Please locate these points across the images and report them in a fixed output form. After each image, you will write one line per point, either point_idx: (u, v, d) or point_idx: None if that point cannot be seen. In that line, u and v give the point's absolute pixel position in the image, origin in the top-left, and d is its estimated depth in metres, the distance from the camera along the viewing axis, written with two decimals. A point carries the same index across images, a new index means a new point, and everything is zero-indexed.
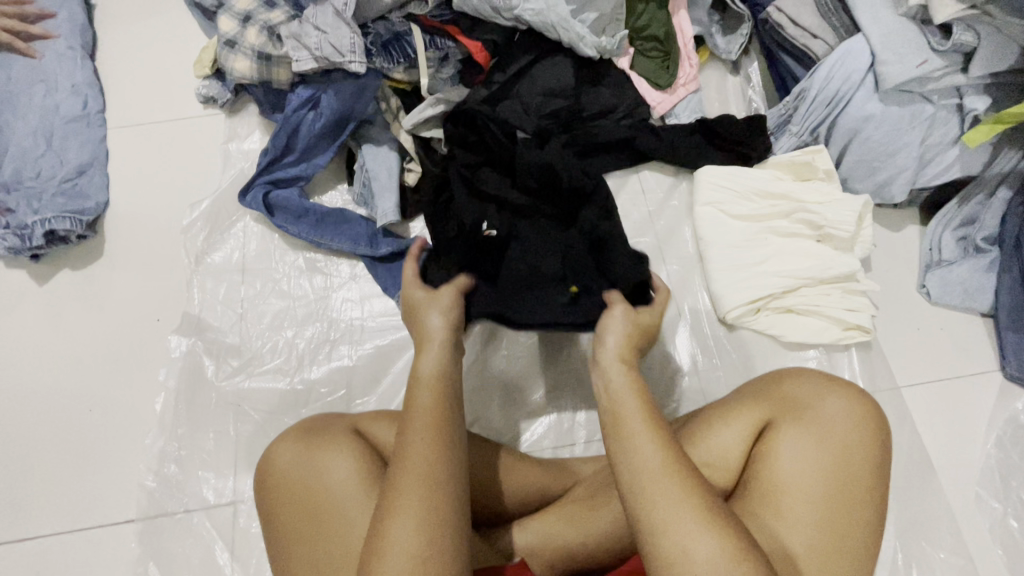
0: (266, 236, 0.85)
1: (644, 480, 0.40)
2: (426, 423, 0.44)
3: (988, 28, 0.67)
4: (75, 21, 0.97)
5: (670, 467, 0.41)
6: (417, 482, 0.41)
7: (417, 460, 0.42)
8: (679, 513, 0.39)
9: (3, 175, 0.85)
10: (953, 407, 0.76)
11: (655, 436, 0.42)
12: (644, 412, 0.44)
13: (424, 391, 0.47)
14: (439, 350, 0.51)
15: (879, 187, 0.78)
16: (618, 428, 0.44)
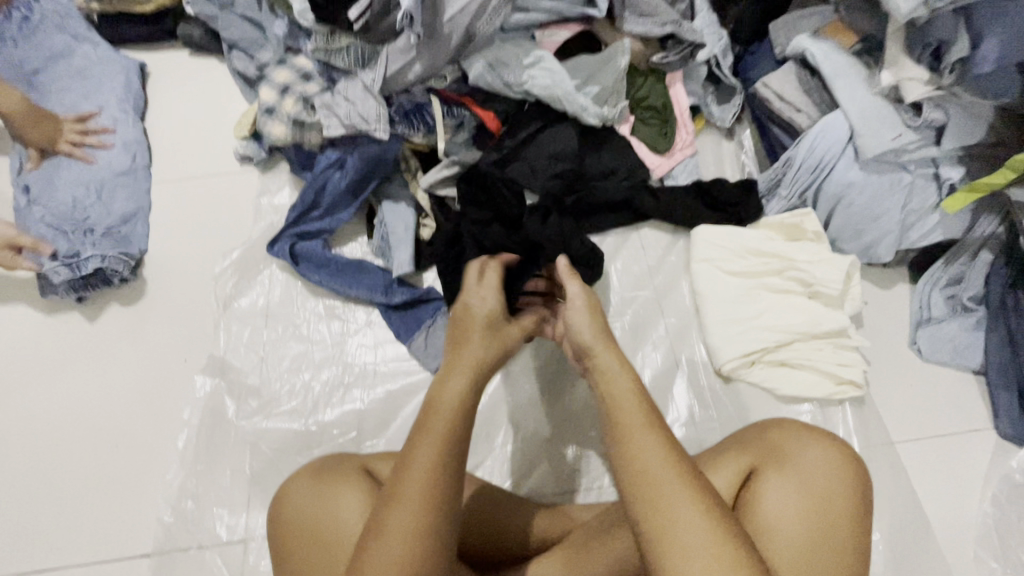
0: (289, 283, 0.91)
1: (644, 476, 0.45)
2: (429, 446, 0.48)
3: (956, 107, 0.74)
4: (132, 88, 1.10)
5: (674, 470, 0.45)
6: (410, 505, 0.46)
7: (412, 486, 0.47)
8: (675, 507, 0.43)
9: (59, 224, 0.94)
10: (948, 464, 0.77)
11: (658, 439, 0.47)
12: (647, 414, 0.49)
13: (439, 415, 0.51)
14: (461, 364, 0.55)
15: (866, 248, 0.83)
16: (622, 428, 0.49)
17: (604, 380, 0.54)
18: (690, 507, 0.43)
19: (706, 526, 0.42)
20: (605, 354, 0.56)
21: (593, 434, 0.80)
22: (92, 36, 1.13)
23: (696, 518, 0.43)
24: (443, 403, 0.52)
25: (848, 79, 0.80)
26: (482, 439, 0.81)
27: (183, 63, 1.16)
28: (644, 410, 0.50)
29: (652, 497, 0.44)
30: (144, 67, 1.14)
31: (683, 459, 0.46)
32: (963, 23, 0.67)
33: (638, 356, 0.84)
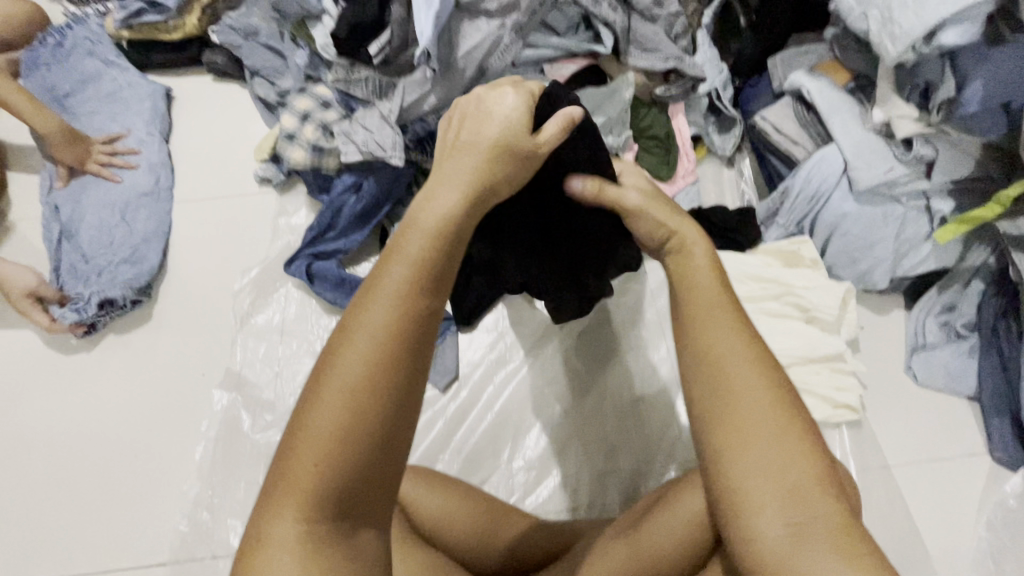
0: (305, 301, 0.95)
1: (719, 361, 0.44)
2: (407, 270, 0.38)
3: (945, 143, 0.78)
4: (157, 112, 1.14)
5: (753, 361, 0.44)
6: (371, 340, 0.36)
7: (380, 318, 0.37)
8: (749, 396, 0.42)
9: (82, 245, 0.99)
10: (943, 487, 0.79)
11: (739, 328, 0.45)
12: (730, 304, 0.47)
13: (418, 235, 0.40)
14: (460, 170, 0.45)
15: (862, 275, 0.85)
16: (695, 311, 0.47)
17: (680, 262, 0.51)
18: (765, 400, 0.42)
19: (778, 423, 0.41)
20: (685, 230, 0.52)
21: (597, 452, 0.82)
22: (122, 63, 1.19)
23: (768, 411, 0.41)
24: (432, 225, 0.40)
25: (842, 115, 0.84)
26: (489, 454, 0.83)
27: (207, 87, 1.22)
28: (725, 298, 0.47)
29: (723, 388, 0.43)
30: (170, 91, 1.20)
31: (762, 349, 0.45)
32: (948, 66, 0.70)
33: (642, 377, 0.86)
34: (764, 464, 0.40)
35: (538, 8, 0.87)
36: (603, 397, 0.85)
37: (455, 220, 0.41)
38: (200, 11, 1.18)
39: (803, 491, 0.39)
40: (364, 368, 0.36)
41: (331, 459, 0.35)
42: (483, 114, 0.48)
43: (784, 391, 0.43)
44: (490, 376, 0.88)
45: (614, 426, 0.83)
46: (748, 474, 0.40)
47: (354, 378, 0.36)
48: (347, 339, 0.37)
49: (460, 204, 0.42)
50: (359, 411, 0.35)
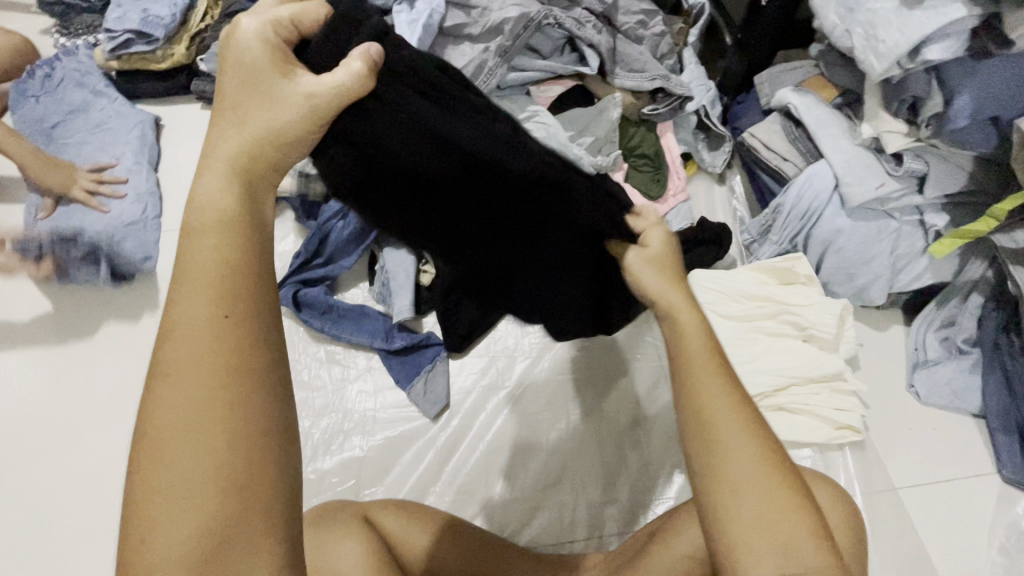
0: (292, 329, 0.93)
1: (707, 417, 0.41)
2: (214, 274, 0.36)
3: (935, 156, 0.77)
4: (145, 141, 1.14)
5: (745, 418, 0.41)
6: (194, 374, 0.34)
7: (204, 345, 0.34)
8: (739, 456, 0.40)
9: (79, 251, 0.98)
10: (952, 510, 0.76)
11: (726, 379, 0.43)
12: (712, 354, 0.44)
13: (205, 245, 0.37)
14: (222, 156, 0.40)
15: (859, 291, 0.84)
16: (690, 363, 0.44)
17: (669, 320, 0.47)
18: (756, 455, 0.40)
19: (777, 481, 0.39)
20: (672, 298, 0.48)
21: (592, 481, 0.79)
22: (112, 93, 1.19)
23: (762, 470, 0.39)
24: (229, 234, 0.37)
25: (830, 130, 0.83)
26: (483, 487, 0.80)
27: (196, 115, 1.22)
28: (710, 352, 0.44)
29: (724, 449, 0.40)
30: (159, 120, 1.20)
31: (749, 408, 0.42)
32: (935, 81, 0.69)
33: (638, 398, 0.84)
34: (764, 533, 0.38)
35: (521, 32, 0.85)
36: (599, 423, 0.83)
37: (241, 202, 0.39)
38: (188, 39, 1.18)
39: (791, 550, 0.37)
40: (201, 401, 0.33)
41: (202, 509, 0.32)
42: (272, 90, 0.41)
43: (772, 447, 0.41)
44: (482, 403, 0.86)
45: (609, 453, 0.81)
46: (742, 535, 0.38)
47: (197, 414, 0.33)
48: (170, 376, 0.34)
49: (233, 184, 0.39)
50: (210, 444, 0.33)
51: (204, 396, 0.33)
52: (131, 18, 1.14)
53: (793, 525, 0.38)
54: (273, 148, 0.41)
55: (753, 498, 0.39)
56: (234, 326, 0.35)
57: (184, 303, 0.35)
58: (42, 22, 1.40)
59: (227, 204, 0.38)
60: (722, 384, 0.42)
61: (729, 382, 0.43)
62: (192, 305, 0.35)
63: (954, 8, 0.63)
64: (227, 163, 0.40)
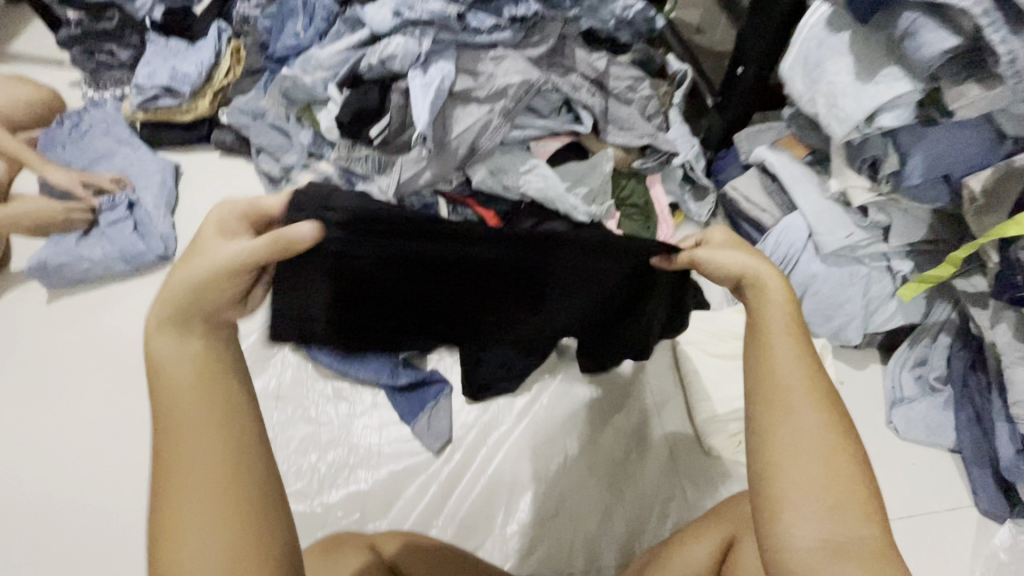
0: (300, 365, 0.97)
1: (777, 384, 0.45)
2: (198, 411, 0.42)
3: (898, 210, 0.84)
4: (165, 185, 1.20)
5: (814, 390, 0.44)
6: (209, 444, 0.42)
7: (209, 456, 0.41)
8: (806, 422, 0.43)
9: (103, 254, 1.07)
10: (935, 542, 0.80)
11: (809, 359, 0.46)
12: (795, 332, 0.47)
13: (183, 393, 0.43)
14: (179, 319, 0.44)
15: (836, 331, 0.91)
16: (765, 332, 0.48)
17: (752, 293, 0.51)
18: (823, 426, 0.43)
19: (843, 457, 0.42)
20: (763, 268, 0.51)
21: (589, 514, 0.82)
22: (136, 142, 1.27)
23: (822, 438, 0.42)
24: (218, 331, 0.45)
25: (803, 185, 0.92)
26: (483, 522, 0.83)
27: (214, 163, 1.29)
28: (797, 334, 0.47)
29: (794, 418, 0.43)
30: (179, 166, 1.27)
31: (823, 382, 0.45)
32: (891, 143, 0.78)
33: (630, 431, 0.89)
34: (812, 492, 0.41)
35: (524, 95, 0.94)
36: (595, 455, 0.87)
37: (210, 351, 0.45)
38: (211, 94, 1.27)
39: (839, 512, 0.40)
40: (210, 473, 0.41)
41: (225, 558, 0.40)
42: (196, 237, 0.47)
43: (840, 425, 0.43)
44: (484, 438, 0.89)
45: (606, 486, 0.84)
46: (786, 489, 0.41)
47: (204, 517, 0.40)
48: (182, 515, 0.40)
49: (203, 339, 0.45)
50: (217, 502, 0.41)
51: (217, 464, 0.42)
52: (160, 75, 1.24)
53: (846, 497, 0.41)
54: (214, 297, 0.45)
55: (801, 459, 0.42)
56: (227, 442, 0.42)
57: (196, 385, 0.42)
58: (72, 75, 1.50)
59: (194, 358, 0.44)
60: (794, 355, 0.46)
61: (801, 355, 0.46)
62: (188, 445, 0.41)
63: (902, 83, 0.71)
64: (194, 321, 0.44)
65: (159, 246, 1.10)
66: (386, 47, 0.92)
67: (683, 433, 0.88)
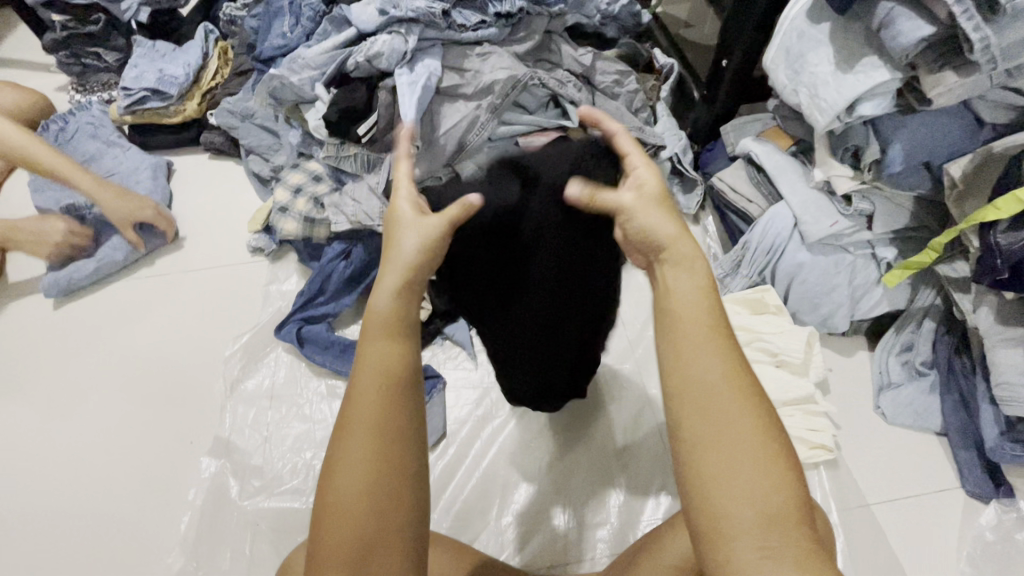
0: (294, 364, 0.98)
1: (705, 391, 0.43)
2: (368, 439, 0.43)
3: (881, 198, 0.85)
4: (158, 185, 1.20)
5: (736, 386, 0.44)
6: (362, 468, 0.43)
7: (364, 482, 0.43)
8: (733, 433, 0.42)
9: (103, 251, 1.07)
10: (923, 522, 0.81)
11: (732, 359, 0.45)
12: (721, 329, 0.46)
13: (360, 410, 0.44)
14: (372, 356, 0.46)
15: (824, 318, 0.92)
16: (679, 327, 0.46)
17: (682, 267, 0.49)
18: (752, 428, 0.42)
19: (766, 454, 0.42)
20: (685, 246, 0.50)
21: (582, 504, 0.83)
22: (125, 144, 1.27)
23: (753, 439, 0.42)
24: (391, 355, 0.46)
25: (788, 174, 0.92)
26: (478, 513, 0.84)
27: (205, 165, 1.29)
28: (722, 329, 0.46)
29: (723, 429, 0.42)
30: (171, 164, 1.28)
31: (747, 375, 0.44)
32: (872, 133, 0.79)
33: (621, 423, 0.89)
34: (749, 500, 0.40)
35: (510, 91, 0.94)
36: (588, 445, 0.88)
37: (391, 379, 0.45)
38: (199, 97, 1.28)
39: (774, 519, 0.40)
40: (358, 498, 0.42)
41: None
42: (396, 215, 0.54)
43: (766, 418, 0.43)
44: (477, 432, 0.90)
45: (597, 474, 0.85)
46: (721, 504, 0.41)
47: (358, 536, 0.42)
48: (338, 549, 0.42)
49: (391, 358, 0.46)
50: (369, 524, 0.42)
51: (381, 488, 0.43)
52: (148, 77, 1.23)
53: (779, 499, 0.40)
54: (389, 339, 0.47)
55: (733, 466, 0.41)
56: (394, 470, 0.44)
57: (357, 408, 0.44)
58: (60, 80, 1.49)
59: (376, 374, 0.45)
60: (715, 348, 0.45)
61: (721, 347, 0.45)
62: (351, 477, 0.43)
63: (880, 72, 0.72)
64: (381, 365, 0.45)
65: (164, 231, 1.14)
66: (373, 45, 0.92)
67: None
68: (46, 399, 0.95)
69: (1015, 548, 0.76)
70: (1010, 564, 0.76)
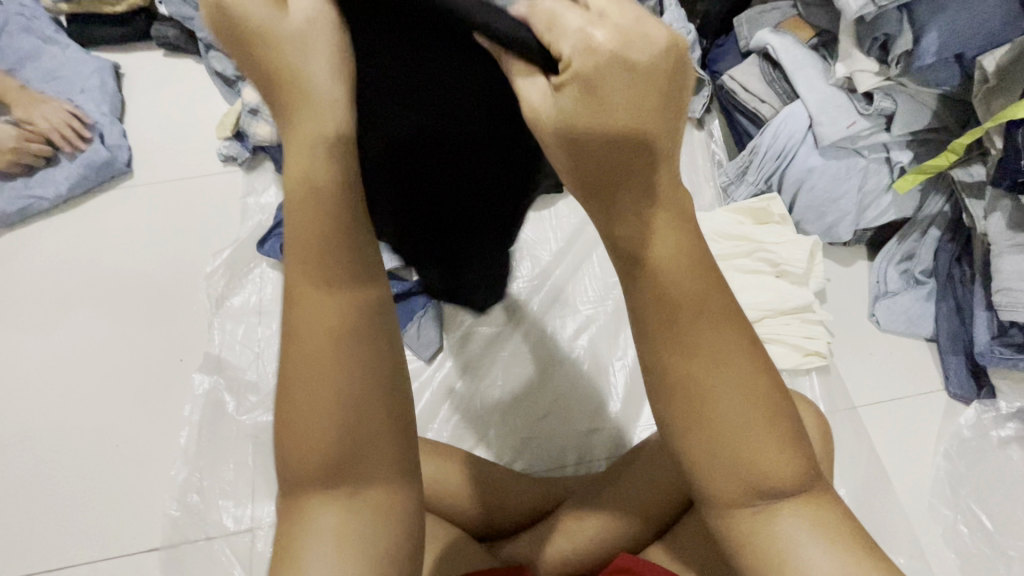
0: (281, 280, 0.93)
1: (700, 386, 0.32)
2: (324, 353, 0.32)
3: (903, 95, 0.79)
4: (107, 89, 1.08)
5: (745, 365, 0.33)
6: (315, 376, 0.32)
7: (320, 414, 0.32)
8: (733, 419, 0.33)
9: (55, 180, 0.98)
10: (906, 421, 0.84)
11: (731, 325, 0.33)
12: (710, 288, 0.32)
13: (309, 323, 0.32)
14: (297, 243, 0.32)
15: (828, 228, 0.90)
16: (663, 307, 0.31)
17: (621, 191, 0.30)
18: (756, 416, 0.33)
19: (774, 435, 0.33)
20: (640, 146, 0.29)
21: (576, 415, 0.84)
22: (64, 40, 1.11)
23: (758, 422, 0.33)
24: (319, 236, 0.32)
25: (806, 71, 0.85)
26: (477, 425, 0.85)
27: (160, 64, 1.16)
28: (703, 274, 0.32)
29: (718, 425, 0.32)
30: (119, 68, 1.14)
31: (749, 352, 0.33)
32: (906, 20, 0.72)
33: (621, 334, 0.89)
34: (753, 478, 0.34)
35: None
36: (586, 358, 0.88)
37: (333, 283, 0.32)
38: None
39: (778, 493, 0.35)
40: (322, 413, 0.32)
41: (380, 519, 0.35)
42: (273, 31, 0.31)
43: (772, 393, 0.34)
44: (474, 345, 0.89)
45: (591, 388, 0.86)
46: (723, 491, 0.34)
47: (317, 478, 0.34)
48: (308, 493, 0.34)
49: (323, 258, 0.32)
50: (345, 436, 0.33)
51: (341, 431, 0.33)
52: None
53: (789, 475, 0.34)
54: (312, 220, 0.32)
55: (740, 461, 0.33)
56: (346, 387, 0.33)
57: (298, 324, 0.33)
58: None
59: (311, 278, 0.32)
60: (711, 325, 0.32)
61: (718, 317, 0.32)
62: (304, 399, 0.32)
63: None
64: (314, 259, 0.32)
65: (122, 153, 1.03)
66: None
67: None
68: (22, 320, 0.91)
69: (989, 444, 0.80)
70: (983, 457, 0.80)
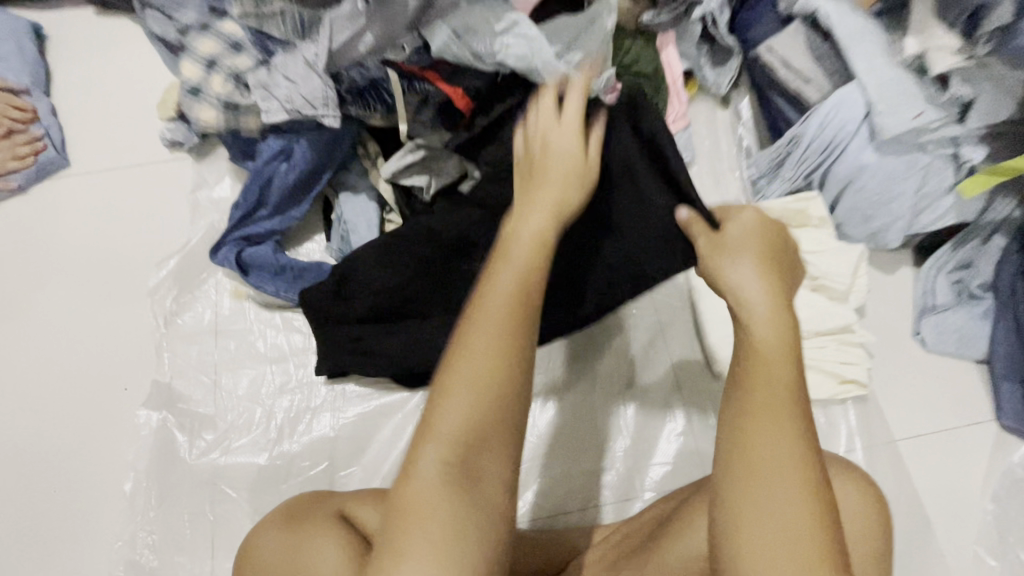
0: (239, 293, 0.81)
1: (766, 462, 0.41)
2: (486, 362, 0.44)
3: (985, 81, 0.67)
4: (26, 55, 0.90)
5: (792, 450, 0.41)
6: (474, 381, 0.44)
7: (474, 398, 0.44)
8: (772, 488, 0.40)
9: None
10: (951, 457, 0.75)
11: (795, 435, 0.42)
12: (790, 388, 0.44)
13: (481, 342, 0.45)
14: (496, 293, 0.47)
15: (873, 234, 0.77)
16: (748, 368, 0.45)
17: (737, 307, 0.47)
18: (791, 491, 0.40)
19: (806, 513, 0.40)
20: (759, 311, 0.46)
21: (583, 454, 0.74)
22: None
23: (790, 493, 0.40)
24: (510, 301, 0.46)
25: (865, 46, 0.71)
26: None
27: (88, 24, 0.97)
28: (791, 364, 0.45)
29: (754, 474, 0.41)
30: (40, 28, 0.95)
31: (801, 447, 0.42)
32: None
33: (632, 358, 0.78)
34: (771, 533, 0.39)
35: None
36: (593, 385, 0.77)
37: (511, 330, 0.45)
38: None
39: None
40: (466, 419, 0.43)
41: (472, 519, 0.43)
42: (551, 152, 0.56)
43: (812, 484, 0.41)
44: None
45: (599, 425, 0.75)
46: (749, 547, 0.40)
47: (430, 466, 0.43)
48: (423, 459, 0.43)
49: (512, 310, 0.46)
50: (492, 424, 0.44)
51: (485, 425, 0.44)
52: None
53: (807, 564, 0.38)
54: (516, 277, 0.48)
55: (755, 513, 0.40)
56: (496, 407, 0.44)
57: (476, 347, 0.45)
58: None
59: (507, 305, 0.46)
60: (783, 410, 0.43)
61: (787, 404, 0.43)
62: (455, 409, 0.44)
63: None
64: (512, 296, 0.47)
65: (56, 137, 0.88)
66: None
67: (692, 355, 0.78)
68: None
69: None
70: None
